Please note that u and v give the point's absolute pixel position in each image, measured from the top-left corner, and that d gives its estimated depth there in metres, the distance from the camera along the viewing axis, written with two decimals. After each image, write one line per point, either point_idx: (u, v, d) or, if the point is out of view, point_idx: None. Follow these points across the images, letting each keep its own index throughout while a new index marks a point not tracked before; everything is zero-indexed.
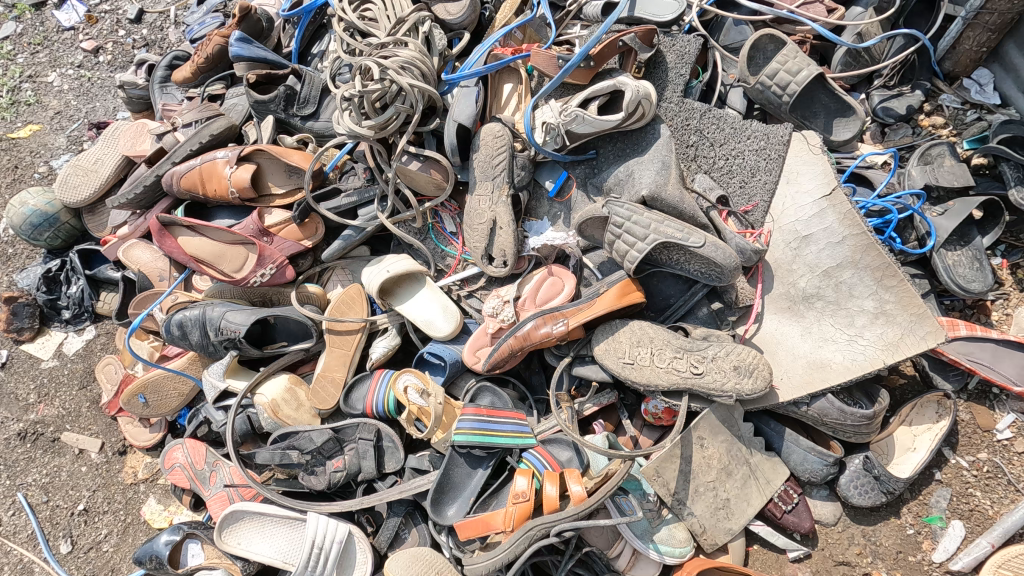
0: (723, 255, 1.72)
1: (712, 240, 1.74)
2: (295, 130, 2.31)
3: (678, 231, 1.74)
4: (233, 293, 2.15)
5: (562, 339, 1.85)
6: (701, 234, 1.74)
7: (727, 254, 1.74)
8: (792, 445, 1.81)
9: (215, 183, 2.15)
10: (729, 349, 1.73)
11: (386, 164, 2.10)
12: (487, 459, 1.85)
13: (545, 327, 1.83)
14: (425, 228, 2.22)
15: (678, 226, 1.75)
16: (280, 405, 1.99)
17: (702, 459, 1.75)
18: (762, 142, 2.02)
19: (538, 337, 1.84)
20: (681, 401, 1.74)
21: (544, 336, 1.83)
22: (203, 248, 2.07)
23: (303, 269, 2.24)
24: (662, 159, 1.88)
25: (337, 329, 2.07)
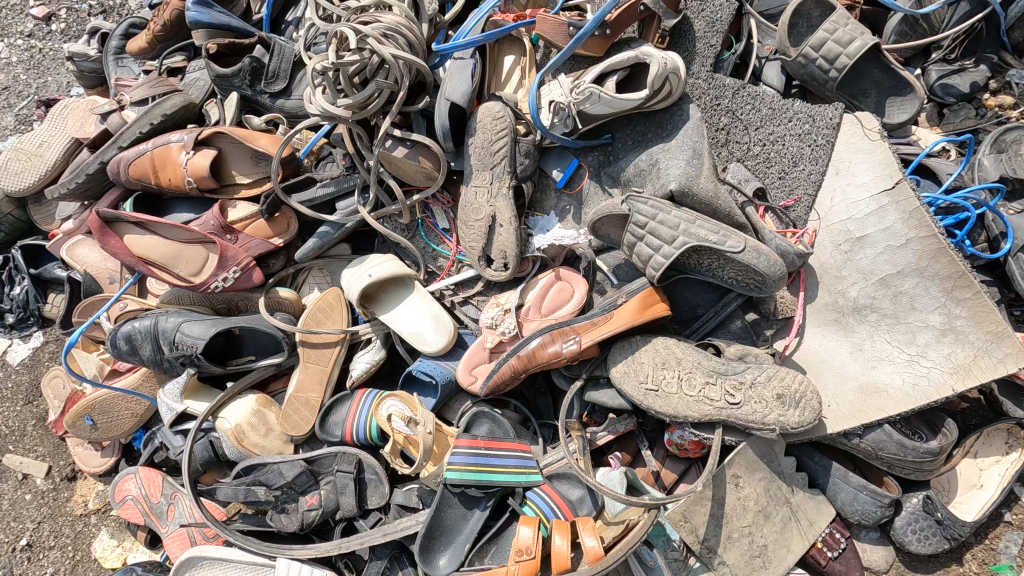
0: (767, 263, 1.45)
1: (753, 244, 1.46)
2: (264, 109, 2.00)
3: (714, 234, 1.46)
4: (192, 301, 1.87)
5: (572, 359, 1.58)
6: (741, 238, 1.46)
7: (772, 262, 1.46)
8: (840, 482, 1.55)
9: (169, 171, 1.84)
10: (771, 374, 1.47)
11: (367, 150, 1.80)
12: (486, 498, 1.59)
13: (553, 345, 1.57)
14: (414, 224, 1.94)
15: (713, 226, 1.47)
16: (246, 432, 1.72)
17: (736, 502, 1.49)
18: (806, 125, 1.73)
19: (545, 357, 1.58)
20: (715, 434, 1.47)
21: (552, 355, 1.57)
22: (154, 248, 1.78)
23: (275, 270, 1.96)
24: (693, 146, 1.57)
25: (312, 342, 1.80)
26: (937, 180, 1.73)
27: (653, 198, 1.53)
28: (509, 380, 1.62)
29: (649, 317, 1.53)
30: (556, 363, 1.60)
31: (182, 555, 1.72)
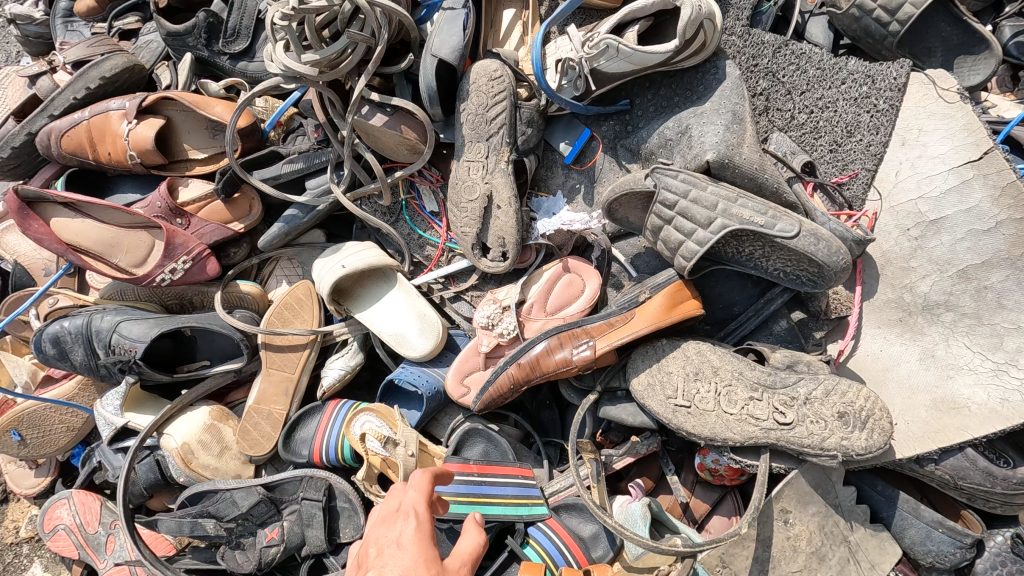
0: (826, 250, 1.17)
1: (809, 227, 1.18)
2: (224, 74, 1.72)
3: (760, 215, 1.18)
4: (138, 296, 1.60)
5: (583, 368, 1.31)
6: (793, 220, 1.18)
7: (832, 250, 1.18)
8: (910, 517, 1.27)
9: (108, 143, 1.57)
10: (829, 389, 1.19)
11: (340, 119, 1.51)
12: (479, 535, 1.31)
13: (562, 352, 1.30)
14: (397, 207, 1.66)
15: (759, 205, 1.19)
16: (196, 452, 1.45)
17: (785, 542, 1.23)
18: (863, 87, 1.44)
19: (551, 367, 1.31)
20: (761, 461, 1.20)
21: (559, 365, 1.31)
22: (89, 234, 1.51)
23: (236, 260, 1.69)
24: (732, 109, 1.29)
25: (276, 344, 1.53)
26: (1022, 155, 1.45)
27: (685, 171, 1.25)
28: (507, 394, 1.36)
29: (678, 318, 1.25)
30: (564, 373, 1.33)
31: None
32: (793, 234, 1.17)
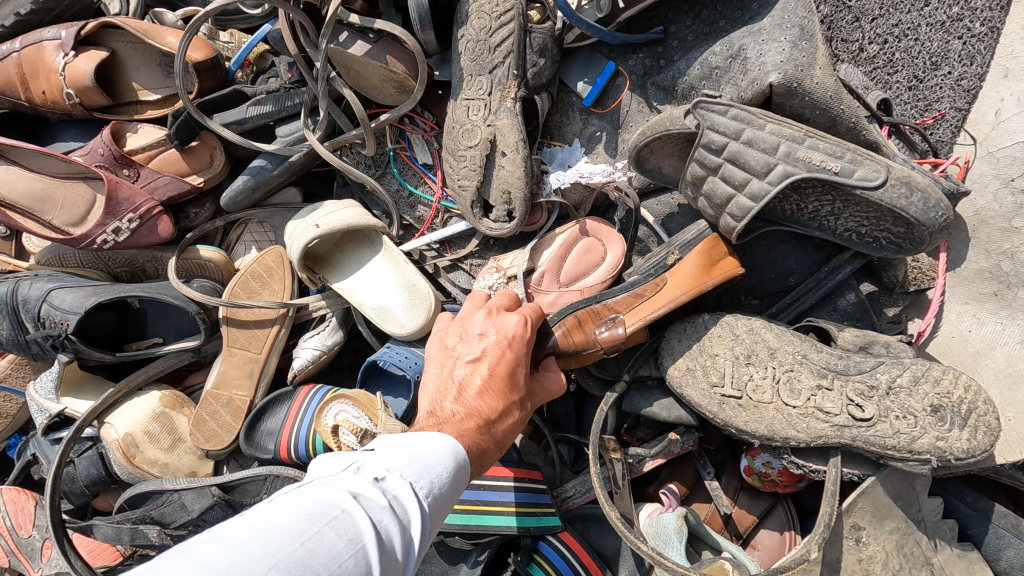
0: (921, 205, 0.90)
1: (900, 171, 0.90)
2: (182, 3, 1.47)
3: (835, 159, 0.91)
4: (78, 261, 1.36)
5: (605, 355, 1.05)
6: (866, 159, 0.90)
7: (930, 204, 0.90)
8: (1009, 537, 1.03)
9: (42, 80, 1.33)
10: (918, 375, 0.93)
11: (314, 50, 1.26)
12: (477, 550, 1.08)
13: (578, 330, 1.04)
14: (384, 159, 1.41)
15: (833, 144, 0.91)
16: (142, 445, 1.23)
17: (856, 566, 0.99)
18: (955, 7, 1.15)
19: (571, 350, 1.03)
20: (831, 465, 0.95)
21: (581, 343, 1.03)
22: (16, 186, 1.27)
23: (196, 223, 1.44)
24: (799, 22, 1.01)
25: (240, 319, 1.29)
26: None
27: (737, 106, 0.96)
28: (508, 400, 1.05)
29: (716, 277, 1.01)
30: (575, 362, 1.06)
31: None
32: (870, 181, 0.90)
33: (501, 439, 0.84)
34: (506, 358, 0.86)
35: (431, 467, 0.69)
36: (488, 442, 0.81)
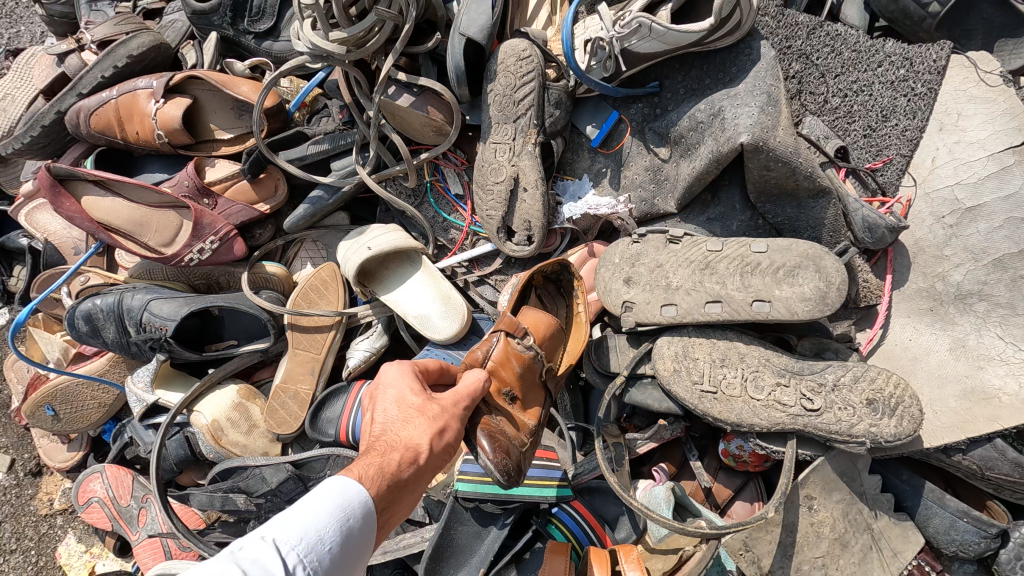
0: (803, 310, 1.15)
1: (778, 306, 1.17)
2: (249, 53, 1.72)
3: (728, 313, 1.20)
4: (166, 275, 1.61)
5: (526, 343, 1.20)
6: (746, 292, 1.19)
7: (808, 309, 1.15)
8: (935, 507, 1.27)
9: (137, 122, 1.57)
10: (857, 375, 1.18)
11: (366, 100, 1.50)
12: (504, 515, 1.34)
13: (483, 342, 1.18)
14: (421, 189, 1.66)
15: (715, 316, 1.21)
16: (225, 429, 1.49)
17: (809, 528, 1.24)
18: (901, 70, 1.40)
19: (498, 361, 1.16)
20: (787, 447, 1.20)
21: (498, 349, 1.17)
22: (118, 214, 1.51)
23: (261, 242, 1.69)
24: (767, 90, 1.25)
25: (302, 325, 1.55)
26: None
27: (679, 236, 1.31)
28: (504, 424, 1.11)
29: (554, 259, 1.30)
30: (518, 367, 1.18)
31: (155, 567, 1.49)
32: (764, 308, 1.18)
33: (414, 442, 0.89)
34: (398, 380, 0.96)
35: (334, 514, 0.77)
36: (398, 457, 0.87)
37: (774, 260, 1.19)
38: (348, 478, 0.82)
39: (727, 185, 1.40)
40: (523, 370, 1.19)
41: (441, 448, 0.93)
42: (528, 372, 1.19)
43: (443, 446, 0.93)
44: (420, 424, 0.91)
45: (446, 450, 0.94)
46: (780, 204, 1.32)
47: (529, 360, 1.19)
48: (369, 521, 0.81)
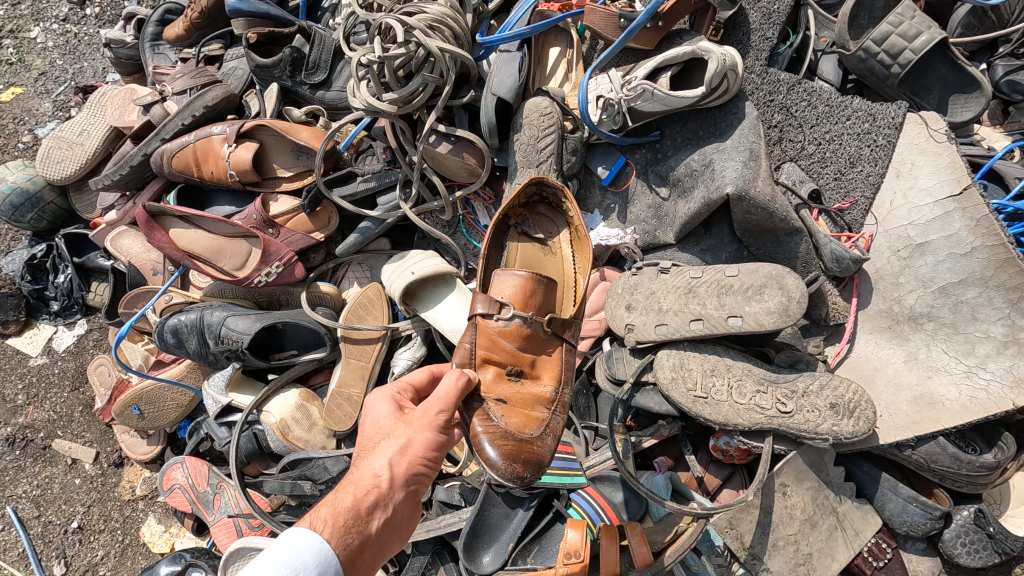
0: (768, 320, 1.37)
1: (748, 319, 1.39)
2: (304, 100, 1.98)
3: (706, 327, 1.45)
4: (236, 294, 1.89)
5: (505, 317, 1.29)
6: (722, 310, 1.43)
7: (773, 319, 1.37)
8: (889, 493, 1.53)
9: (212, 163, 1.83)
10: (823, 383, 1.44)
11: (409, 144, 1.77)
12: (529, 499, 1.61)
13: (468, 334, 1.30)
14: (455, 221, 1.91)
15: (696, 329, 1.46)
16: (290, 426, 1.75)
17: (783, 510, 1.50)
18: (866, 123, 1.65)
19: (484, 346, 1.29)
20: (765, 443, 1.45)
21: (480, 336, 1.29)
22: (199, 243, 1.79)
23: (315, 264, 1.95)
24: (749, 146, 1.51)
25: (354, 338, 1.80)
26: (1004, 185, 1.64)
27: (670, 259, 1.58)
28: (509, 413, 1.24)
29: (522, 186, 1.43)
30: (510, 341, 1.29)
31: (229, 544, 1.76)
32: (738, 323, 1.40)
33: (377, 469, 1.03)
34: (374, 411, 1.13)
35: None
36: (362, 486, 1.01)
37: (744, 280, 1.43)
38: (307, 525, 0.94)
39: (718, 221, 1.65)
40: (518, 345, 1.29)
41: (407, 467, 1.05)
42: (524, 342, 1.30)
43: (406, 463, 1.05)
44: (382, 452, 1.05)
45: (417, 464, 1.07)
46: (762, 240, 1.57)
47: (519, 331, 1.29)
48: (329, 564, 0.91)
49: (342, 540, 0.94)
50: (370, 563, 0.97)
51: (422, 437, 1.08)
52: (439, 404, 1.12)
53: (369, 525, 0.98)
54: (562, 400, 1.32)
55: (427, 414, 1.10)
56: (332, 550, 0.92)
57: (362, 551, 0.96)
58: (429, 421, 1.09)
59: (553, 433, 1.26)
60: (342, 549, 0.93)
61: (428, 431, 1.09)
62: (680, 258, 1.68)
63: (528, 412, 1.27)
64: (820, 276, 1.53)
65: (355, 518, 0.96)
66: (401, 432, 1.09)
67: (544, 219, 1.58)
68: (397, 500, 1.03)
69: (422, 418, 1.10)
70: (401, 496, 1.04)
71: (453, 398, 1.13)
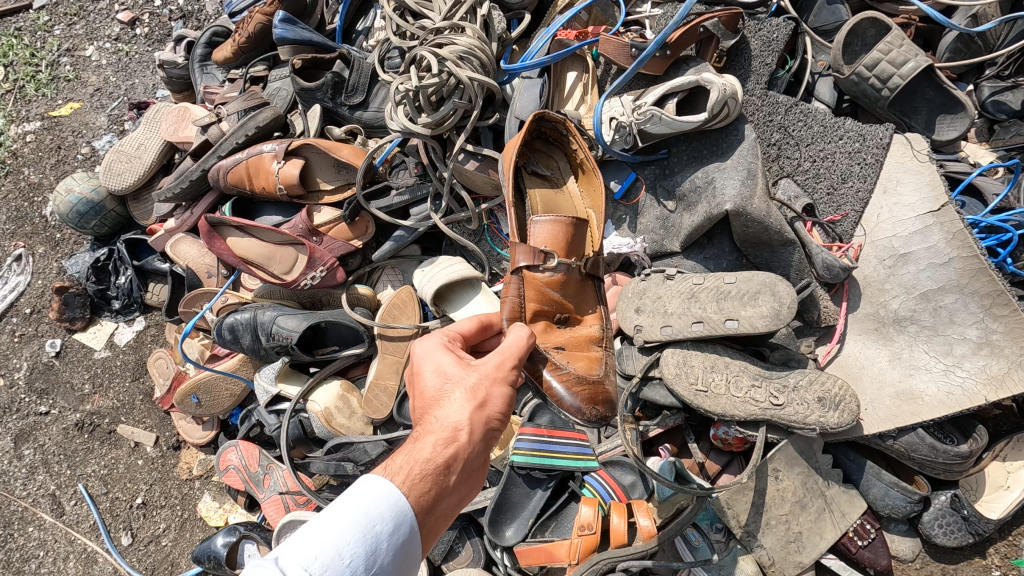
0: (765, 322, 1.54)
1: (749, 317, 1.56)
2: (343, 119, 2.18)
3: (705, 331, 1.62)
4: (283, 295, 2.13)
5: (551, 266, 1.45)
6: (720, 313, 1.60)
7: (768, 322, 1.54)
8: (873, 479, 1.70)
9: (263, 178, 2.04)
10: (812, 378, 1.61)
11: (440, 161, 1.94)
12: (547, 480, 1.80)
13: (514, 284, 1.44)
14: (480, 229, 2.10)
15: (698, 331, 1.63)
16: (333, 414, 1.95)
17: (776, 492, 1.68)
18: (856, 143, 1.81)
19: (533, 298, 1.46)
20: (759, 432, 1.61)
21: (528, 289, 1.45)
22: (253, 249, 2.01)
23: (353, 268, 2.17)
24: (747, 166, 1.68)
25: (389, 335, 1.99)
26: (983, 199, 1.79)
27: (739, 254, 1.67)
28: (573, 359, 1.45)
29: (526, 127, 1.58)
30: (556, 290, 1.47)
31: (279, 518, 2.00)
32: (734, 325, 1.58)
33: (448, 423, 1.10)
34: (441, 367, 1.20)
35: (362, 526, 0.91)
36: (443, 439, 1.08)
37: (741, 288, 1.61)
38: (381, 472, 1.00)
39: (720, 232, 1.82)
40: (562, 293, 1.48)
41: (484, 422, 1.14)
42: (566, 289, 1.49)
43: (484, 418, 1.13)
44: (459, 405, 1.13)
45: (493, 419, 1.15)
46: (759, 250, 1.74)
47: (559, 278, 1.47)
48: (403, 516, 0.97)
49: (416, 488, 1.01)
50: (449, 512, 1.05)
51: (500, 394, 1.18)
52: (513, 363, 1.23)
53: (448, 475, 1.05)
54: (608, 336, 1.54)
55: (506, 374, 1.21)
56: (408, 501, 0.98)
57: (442, 500, 1.04)
58: (506, 382, 1.20)
59: (609, 368, 1.49)
60: (414, 497, 1.00)
61: (504, 389, 1.19)
62: (685, 264, 1.84)
63: (587, 352, 1.48)
64: (813, 281, 1.69)
65: (437, 468, 1.04)
66: (480, 388, 1.16)
67: (540, 149, 1.75)
68: (474, 452, 1.11)
69: (496, 375, 1.19)
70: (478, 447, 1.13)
71: (522, 356, 1.26)
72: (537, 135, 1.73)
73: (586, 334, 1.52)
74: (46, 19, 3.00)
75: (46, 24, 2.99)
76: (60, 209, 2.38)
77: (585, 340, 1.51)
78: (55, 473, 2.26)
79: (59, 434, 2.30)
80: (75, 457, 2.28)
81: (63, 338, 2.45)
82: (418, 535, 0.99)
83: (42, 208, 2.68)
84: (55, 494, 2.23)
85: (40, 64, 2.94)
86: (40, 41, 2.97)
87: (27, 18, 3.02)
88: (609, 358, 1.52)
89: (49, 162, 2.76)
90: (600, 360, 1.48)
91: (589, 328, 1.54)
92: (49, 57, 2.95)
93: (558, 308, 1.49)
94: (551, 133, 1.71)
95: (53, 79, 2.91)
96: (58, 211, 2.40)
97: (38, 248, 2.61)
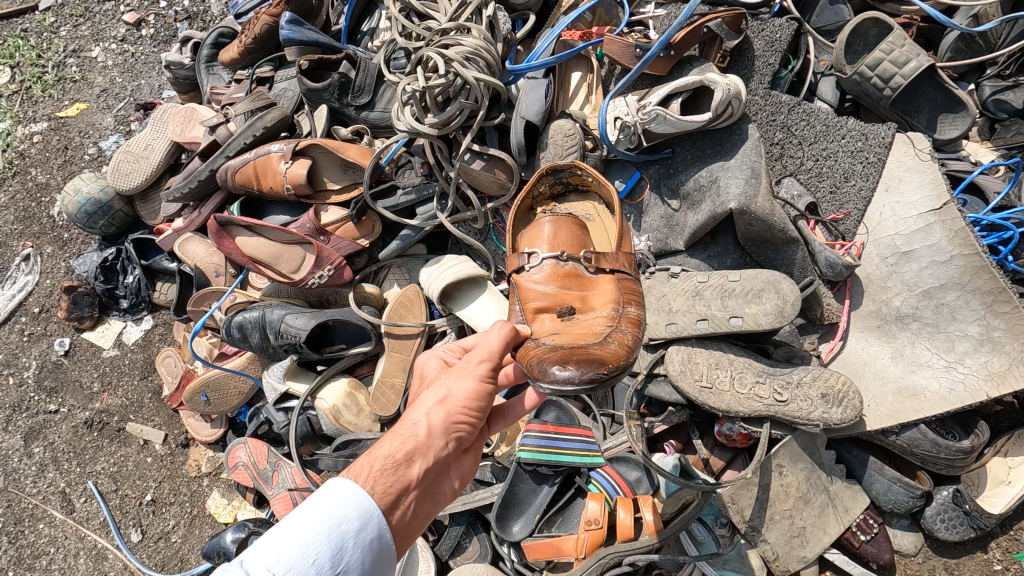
0: (768, 318, 1.56)
1: (753, 313, 1.59)
2: (350, 120, 2.20)
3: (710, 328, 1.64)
4: (290, 294, 2.15)
5: (535, 262, 1.48)
6: (724, 311, 1.62)
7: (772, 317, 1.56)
8: (876, 474, 1.71)
9: (270, 178, 2.06)
10: (815, 375, 1.62)
11: (446, 161, 1.96)
12: (553, 476, 1.83)
13: (516, 295, 1.49)
14: (486, 228, 2.12)
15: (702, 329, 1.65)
16: (340, 411, 1.98)
17: (779, 487, 1.70)
18: (858, 142, 1.83)
19: (530, 298, 1.45)
20: (763, 428, 1.64)
21: (523, 293, 1.47)
22: (261, 249, 2.03)
23: (359, 267, 2.18)
24: (751, 166, 1.70)
25: (396, 334, 2.02)
26: (985, 198, 1.81)
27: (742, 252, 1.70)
28: (564, 337, 1.35)
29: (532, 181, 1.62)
30: (548, 283, 1.46)
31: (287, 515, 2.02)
32: (738, 322, 1.60)
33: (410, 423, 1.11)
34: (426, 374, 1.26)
35: (327, 527, 0.93)
36: (402, 437, 1.08)
37: (745, 285, 1.63)
38: (349, 475, 1.01)
39: (724, 231, 1.85)
40: (556, 285, 1.45)
41: (445, 416, 1.12)
42: (562, 281, 1.46)
43: (444, 413, 1.12)
44: (423, 405, 1.14)
45: (457, 413, 1.13)
46: (763, 248, 1.77)
47: (552, 271, 1.47)
48: (370, 515, 0.98)
49: (378, 485, 1.01)
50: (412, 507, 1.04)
51: (463, 386, 1.15)
52: (480, 357, 1.20)
53: (407, 471, 1.04)
54: (620, 316, 1.38)
55: (469, 366, 1.18)
56: (371, 499, 0.99)
57: (401, 495, 1.02)
58: (468, 373, 1.17)
59: (616, 340, 1.30)
60: (377, 495, 1.00)
61: (467, 381, 1.16)
62: (689, 263, 1.86)
63: (585, 331, 1.37)
64: (815, 280, 1.72)
65: (391, 464, 1.04)
66: (443, 384, 1.16)
67: (577, 205, 1.71)
68: (435, 447, 1.09)
69: (463, 371, 1.17)
70: (443, 443, 1.10)
71: (495, 350, 1.22)
72: (569, 189, 1.72)
73: (594, 321, 1.40)
74: (53, 20, 3.02)
75: (52, 25, 3.01)
76: (68, 210, 2.40)
77: (591, 326, 1.38)
78: (64, 471, 2.28)
79: (68, 432, 2.33)
80: (85, 455, 2.30)
81: (72, 337, 2.47)
82: (388, 534, 1.00)
83: (50, 208, 2.70)
84: (65, 492, 2.26)
85: (46, 65, 2.96)
86: (46, 42, 2.99)
87: (33, 19, 3.04)
88: (620, 334, 1.32)
89: (56, 163, 2.78)
90: (600, 334, 1.34)
91: (597, 314, 1.41)
92: (55, 58, 2.97)
93: (556, 302, 1.44)
94: (579, 183, 1.69)
95: (59, 81, 2.93)
96: (66, 211, 2.42)
97: (46, 248, 2.64)
